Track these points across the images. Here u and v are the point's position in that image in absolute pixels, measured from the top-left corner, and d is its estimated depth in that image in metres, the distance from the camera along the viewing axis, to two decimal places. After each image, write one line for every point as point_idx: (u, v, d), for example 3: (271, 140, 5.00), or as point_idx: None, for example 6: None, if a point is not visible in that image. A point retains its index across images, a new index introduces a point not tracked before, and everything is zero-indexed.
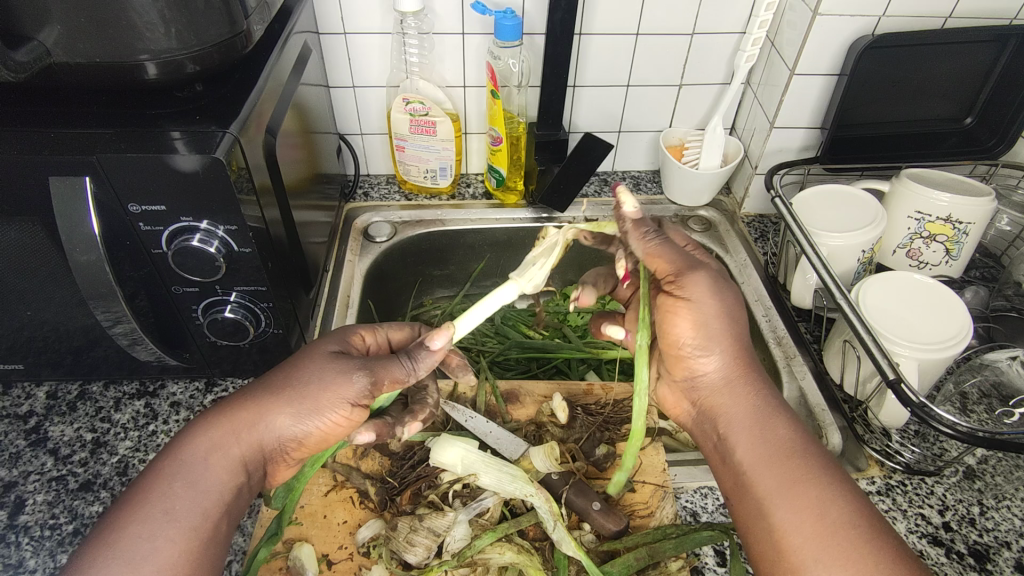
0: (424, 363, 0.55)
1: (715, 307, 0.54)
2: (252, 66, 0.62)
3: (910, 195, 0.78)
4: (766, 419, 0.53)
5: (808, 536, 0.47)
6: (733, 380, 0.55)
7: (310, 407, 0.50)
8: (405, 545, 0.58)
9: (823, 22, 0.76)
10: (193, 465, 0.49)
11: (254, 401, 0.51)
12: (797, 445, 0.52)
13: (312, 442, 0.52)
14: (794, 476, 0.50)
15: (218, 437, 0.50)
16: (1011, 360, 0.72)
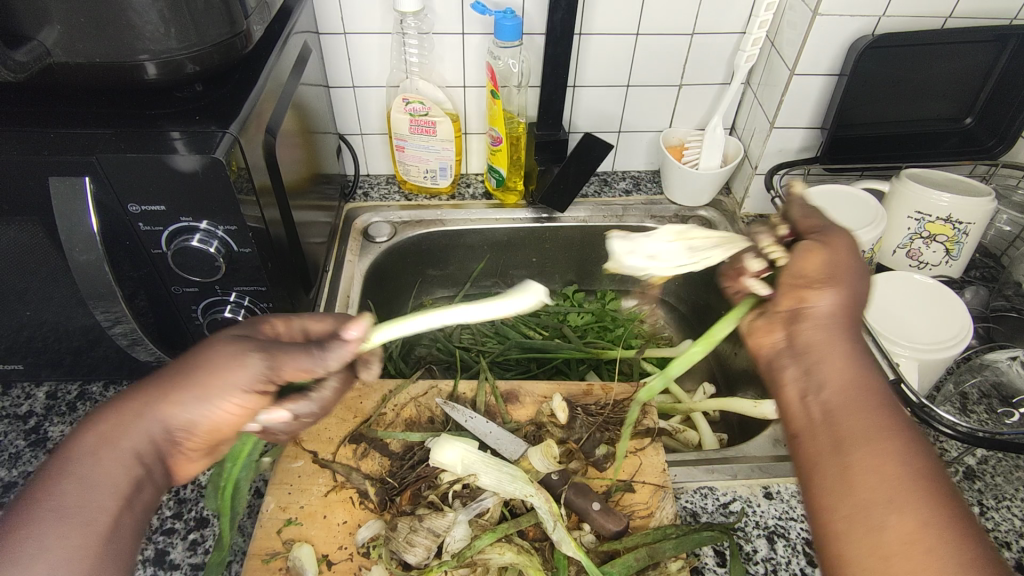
0: (337, 356, 0.45)
1: (845, 256, 0.45)
2: (252, 66, 0.62)
3: (910, 195, 0.77)
4: (860, 374, 0.41)
5: (881, 483, 0.37)
6: (832, 320, 0.43)
7: (210, 393, 0.43)
8: (405, 546, 0.57)
9: (823, 22, 0.76)
10: (79, 464, 0.41)
11: (152, 398, 0.43)
12: (877, 399, 0.40)
13: (206, 433, 0.44)
14: (875, 425, 0.39)
15: (106, 430, 0.42)
16: (1011, 361, 0.72)
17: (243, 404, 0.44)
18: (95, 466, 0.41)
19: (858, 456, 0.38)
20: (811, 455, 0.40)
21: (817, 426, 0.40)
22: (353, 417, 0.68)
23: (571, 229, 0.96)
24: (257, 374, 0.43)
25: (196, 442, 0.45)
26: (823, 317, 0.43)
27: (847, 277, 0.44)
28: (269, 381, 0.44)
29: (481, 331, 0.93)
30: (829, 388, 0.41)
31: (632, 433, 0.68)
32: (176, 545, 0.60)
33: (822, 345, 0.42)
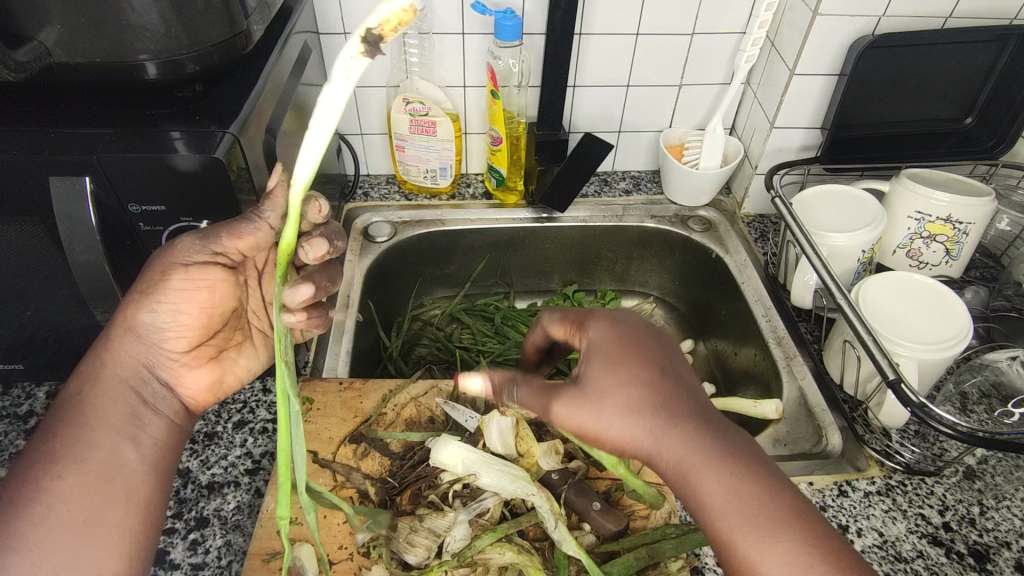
0: (270, 207, 0.52)
1: (605, 339, 0.49)
2: (252, 66, 0.62)
3: (910, 195, 0.78)
4: (694, 474, 0.45)
5: (748, 525, 0.43)
6: (657, 436, 0.46)
7: (152, 293, 0.51)
8: (405, 546, 0.58)
9: (823, 22, 0.76)
10: (67, 401, 0.50)
11: (115, 332, 0.51)
12: (752, 488, 0.44)
13: (179, 325, 0.53)
14: (760, 519, 0.43)
15: (88, 368, 0.51)
16: (1011, 360, 0.72)
17: (182, 286, 0.52)
18: (83, 402, 0.49)
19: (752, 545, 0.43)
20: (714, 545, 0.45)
21: (709, 518, 0.45)
22: (353, 416, 0.68)
23: (572, 229, 0.96)
24: (191, 250, 0.52)
25: (173, 340, 0.53)
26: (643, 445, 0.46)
27: (610, 390, 0.46)
28: (223, 246, 0.52)
29: (481, 330, 0.92)
30: (691, 493, 0.45)
31: None
32: (176, 545, 0.60)
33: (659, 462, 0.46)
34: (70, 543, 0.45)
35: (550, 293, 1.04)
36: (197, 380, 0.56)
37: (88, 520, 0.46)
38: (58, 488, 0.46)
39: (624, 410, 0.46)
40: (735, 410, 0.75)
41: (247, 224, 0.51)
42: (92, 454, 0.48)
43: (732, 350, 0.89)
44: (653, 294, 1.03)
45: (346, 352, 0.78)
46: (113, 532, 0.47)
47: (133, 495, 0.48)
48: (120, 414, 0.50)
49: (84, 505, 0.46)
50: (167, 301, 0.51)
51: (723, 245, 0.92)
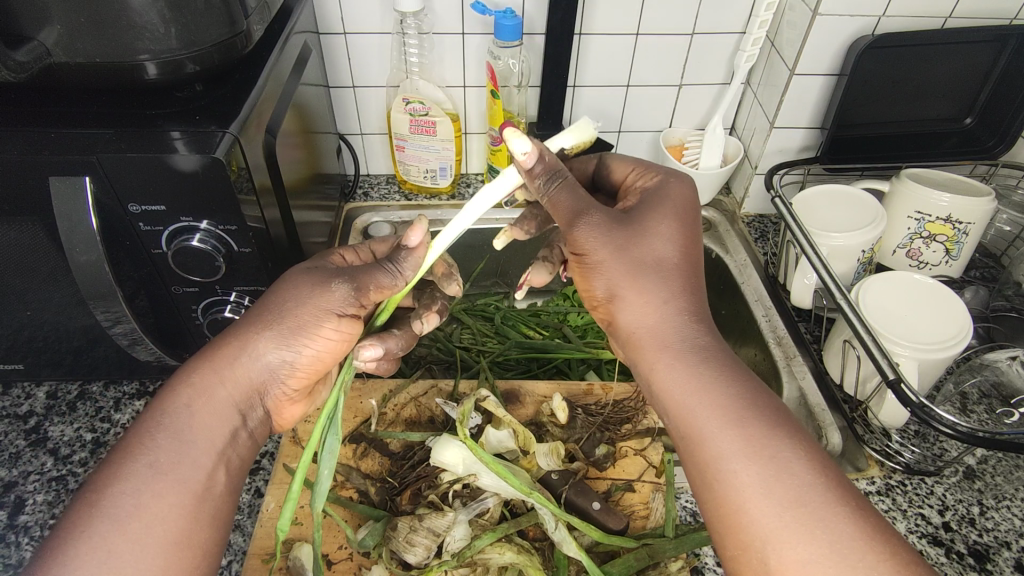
0: (411, 265, 0.55)
1: (663, 200, 0.56)
2: (252, 66, 0.62)
3: (910, 195, 0.77)
4: (694, 374, 0.48)
5: (725, 430, 0.46)
6: (669, 323, 0.50)
7: (303, 334, 0.50)
8: (405, 546, 0.57)
9: (823, 22, 0.76)
10: (176, 414, 0.47)
11: (238, 348, 0.49)
12: (746, 406, 0.46)
13: (304, 367, 0.51)
14: (753, 434, 0.45)
15: (201, 381, 0.48)
16: (1011, 360, 0.71)
17: (330, 336, 0.51)
18: (191, 416, 0.47)
19: (741, 462, 0.44)
20: (696, 468, 0.46)
21: (698, 436, 0.46)
22: (353, 417, 0.68)
23: None
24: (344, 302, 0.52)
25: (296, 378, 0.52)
26: (647, 324, 0.51)
27: (653, 229, 0.53)
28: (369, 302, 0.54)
29: (481, 330, 0.92)
30: (681, 410, 0.48)
31: (632, 433, 0.68)
32: None
33: (659, 362, 0.50)
34: (159, 565, 0.43)
35: (550, 293, 1.04)
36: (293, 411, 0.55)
37: (178, 542, 0.44)
38: (155, 505, 0.44)
39: (648, 272, 0.51)
40: None
41: (387, 278, 0.54)
42: (191, 470, 0.45)
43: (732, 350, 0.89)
44: None
45: None
46: (195, 556, 0.44)
47: (218, 519, 0.46)
48: (223, 432, 0.48)
49: (178, 527, 0.44)
50: (310, 337, 0.50)
51: (723, 245, 0.92)
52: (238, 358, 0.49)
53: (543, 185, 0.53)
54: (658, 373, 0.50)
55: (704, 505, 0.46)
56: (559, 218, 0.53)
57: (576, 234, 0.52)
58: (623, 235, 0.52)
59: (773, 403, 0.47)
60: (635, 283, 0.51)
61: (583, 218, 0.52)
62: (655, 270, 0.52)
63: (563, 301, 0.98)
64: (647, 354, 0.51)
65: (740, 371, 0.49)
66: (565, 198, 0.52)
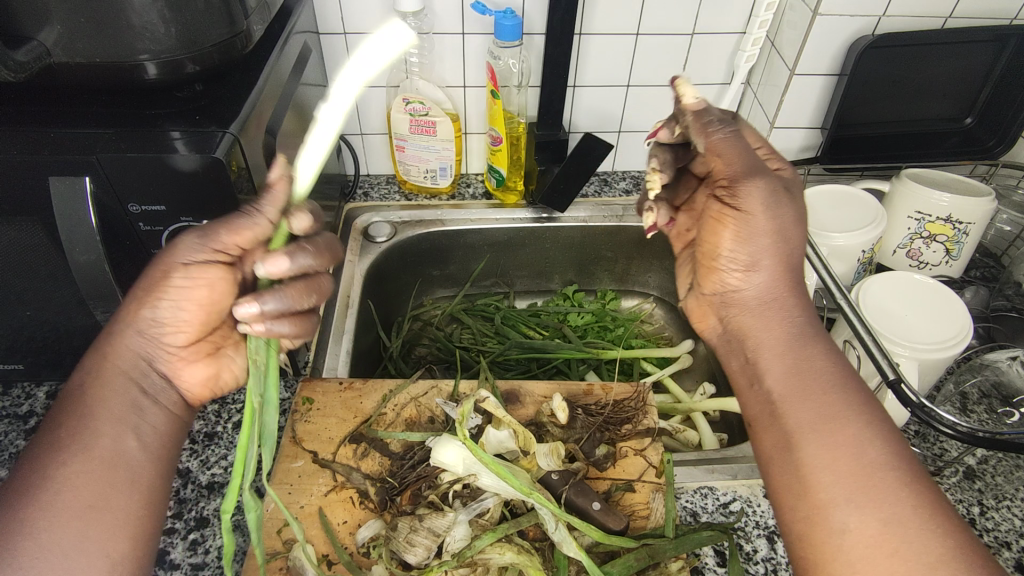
0: (269, 202, 0.49)
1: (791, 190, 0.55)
2: (252, 66, 0.62)
3: (910, 195, 0.77)
4: (801, 349, 0.49)
5: (810, 414, 0.45)
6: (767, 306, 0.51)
7: (154, 290, 0.49)
8: (405, 546, 0.58)
9: (823, 22, 0.76)
10: (74, 394, 0.47)
11: (116, 329, 0.49)
12: (838, 391, 0.46)
13: (175, 321, 0.50)
14: (837, 416, 0.45)
15: (91, 362, 0.48)
16: (1011, 360, 0.71)
17: (183, 284, 0.49)
18: (86, 390, 0.47)
19: (820, 442, 0.44)
20: (774, 443, 0.46)
21: (782, 413, 0.46)
22: (353, 417, 0.68)
23: (572, 229, 0.96)
24: (193, 251, 0.49)
25: (175, 333, 0.51)
26: (760, 302, 0.52)
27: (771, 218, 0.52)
28: (224, 246, 0.50)
29: (481, 330, 0.92)
30: (772, 388, 0.48)
31: (633, 433, 0.68)
32: (176, 545, 0.60)
33: (759, 338, 0.50)
34: (78, 527, 0.43)
35: (550, 293, 1.04)
36: (196, 374, 0.53)
37: (93, 504, 0.44)
38: (64, 475, 0.44)
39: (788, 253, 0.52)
40: None
41: (242, 219, 0.49)
42: (94, 441, 0.45)
43: None
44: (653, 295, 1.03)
45: (346, 352, 0.78)
46: (118, 516, 0.44)
47: (141, 481, 0.46)
48: (125, 403, 0.47)
49: (94, 493, 0.44)
50: (167, 293, 0.49)
51: None
52: (119, 335, 0.49)
53: (716, 129, 0.52)
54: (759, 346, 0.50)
55: (773, 476, 0.46)
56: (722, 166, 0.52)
57: (741, 192, 0.52)
58: (752, 222, 0.52)
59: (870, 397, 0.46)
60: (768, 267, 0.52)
61: (742, 180, 0.52)
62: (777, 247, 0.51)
63: (563, 302, 0.99)
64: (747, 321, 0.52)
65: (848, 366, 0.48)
66: (731, 151, 0.52)
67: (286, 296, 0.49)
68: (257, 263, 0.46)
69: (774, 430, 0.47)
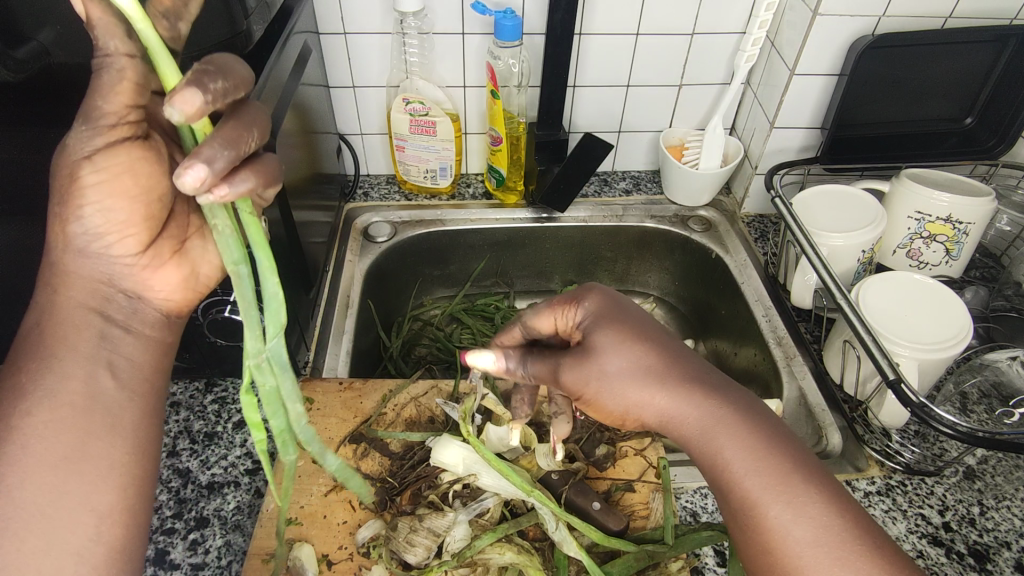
0: (107, 35, 0.39)
1: (606, 305, 0.57)
2: (252, 66, 0.62)
3: (910, 195, 0.78)
4: (710, 433, 0.50)
5: (760, 481, 0.48)
6: (677, 397, 0.52)
7: (75, 202, 0.43)
8: (405, 546, 0.57)
9: (823, 22, 0.76)
10: (30, 335, 0.44)
11: (62, 260, 0.45)
12: (773, 450, 0.49)
13: (117, 220, 0.45)
14: (780, 478, 0.48)
15: (41, 297, 0.45)
16: (1011, 360, 0.72)
17: (98, 179, 0.43)
18: (44, 332, 0.44)
19: (777, 508, 0.47)
20: (738, 516, 0.49)
21: (738, 490, 0.48)
22: (353, 416, 0.68)
23: (572, 229, 0.96)
24: (88, 140, 0.42)
25: (121, 240, 0.46)
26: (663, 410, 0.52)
27: (614, 342, 0.54)
28: (113, 116, 0.42)
29: (481, 330, 0.93)
30: (716, 462, 0.50)
31: (633, 433, 0.68)
32: (176, 545, 0.60)
33: (674, 419, 0.52)
34: (56, 483, 0.41)
35: (550, 293, 1.04)
36: (165, 278, 0.48)
37: (70, 457, 0.42)
38: (31, 426, 0.42)
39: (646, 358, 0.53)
40: None
41: (104, 73, 0.40)
42: (61, 388, 0.43)
43: (731, 350, 0.89)
44: (653, 295, 1.03)
45: (346, 352, 0.78)
46: (101, 467, 0.43)
47: (119, 429, 0.44)
48: (90, 344, 0.44)
49: (70, 445, 0.42)
50: (89, 201, 0.43)
51: (723, 245, 0.92)
52: (67, 265, 0.45)
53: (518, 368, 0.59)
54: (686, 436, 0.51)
55: (744, 549, 0.48)
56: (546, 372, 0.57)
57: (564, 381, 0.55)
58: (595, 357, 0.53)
59: (787, 438, 0.50)
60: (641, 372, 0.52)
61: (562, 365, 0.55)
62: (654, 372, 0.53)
63: None
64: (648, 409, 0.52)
65: (754, 415, 0.51)
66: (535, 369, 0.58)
67: (221, 142, 0.42)
68: (164, 104, 0.38)
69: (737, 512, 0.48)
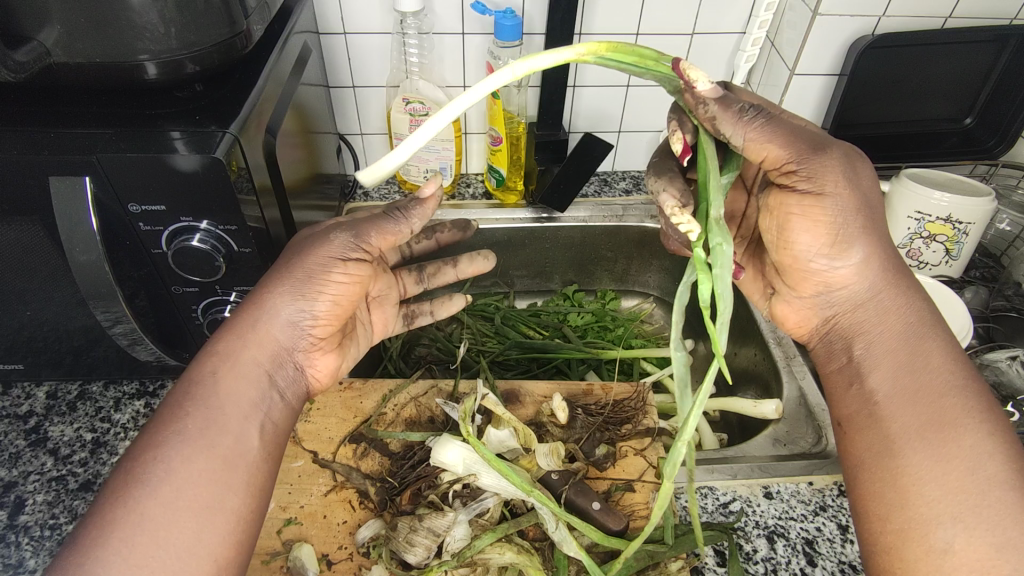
0: (418, 215, 0.58)
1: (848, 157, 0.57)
2: (252, 67, 0.62)
3: (910, 195, 0.77)
4: (917, 340, 0.51)
5: (917, 410, 0.48)
6: (877, 288, 0.52)
7: (295, 290, 0.53)
8: (405, 546, 0.57)
9: (823, 22, 0.76)
10: (203, 382, 0.48)
11: (259, 324, 0.52)
12: (951, 383, 0.48)
13: (323, 316, 0.54)
14: (948, 413, 0.47)
15: (224, 349, 0.50)
16: (1011, 360, 0.72)
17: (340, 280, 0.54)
18: (218, 382, 0.49)
19: (922, 451, 0.47)
20: (876, 440, 0.49)
21: (881, 412, 0.49)
22: (353, 416, 0.68)
23: (572, 229, 0.96)
24: (347, 248, 0.55)
25: (320, 329, 0.55)
26: (866, 287, 0.53)
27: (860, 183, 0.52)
28: (372, 246, 0.56)
29: (481, 330, 0.93)
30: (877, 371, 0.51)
31: (633, 433, 0.68)
32: None
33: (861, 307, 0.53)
34: (193, 527, 0.44)
35: (550, 293, 1.04)
36: (328, 363, 0.57)
37: (210, 506, 0.45)
38: (187, 469, 0.45)
39: (880, 224, 0.53)
40: (736, 410, 0.76)
41: (390, 221, 0.57)
42: (218, 438, 0.47)
43: (731, 350, 0.90)
44: (653, 295, 1.03)
45: None
46: (229, 520, 0.45)
47: (251, 484, 0.47)
48: (251, 401, 0.49)
49: (210, 493, 0.45)
50: (324, 291, 0.54)
51: None
52: (253, 323, 0.51)
53: (752, 120, 0.49)
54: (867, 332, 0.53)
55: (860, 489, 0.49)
56: (786, 154, 0.51)
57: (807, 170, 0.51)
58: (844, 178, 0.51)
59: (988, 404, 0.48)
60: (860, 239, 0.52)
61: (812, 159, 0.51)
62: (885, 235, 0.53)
63: (564, 302, 0.99)
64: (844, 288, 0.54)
65: (967, 365, 0.49)
66: (775, 139, 0.50)
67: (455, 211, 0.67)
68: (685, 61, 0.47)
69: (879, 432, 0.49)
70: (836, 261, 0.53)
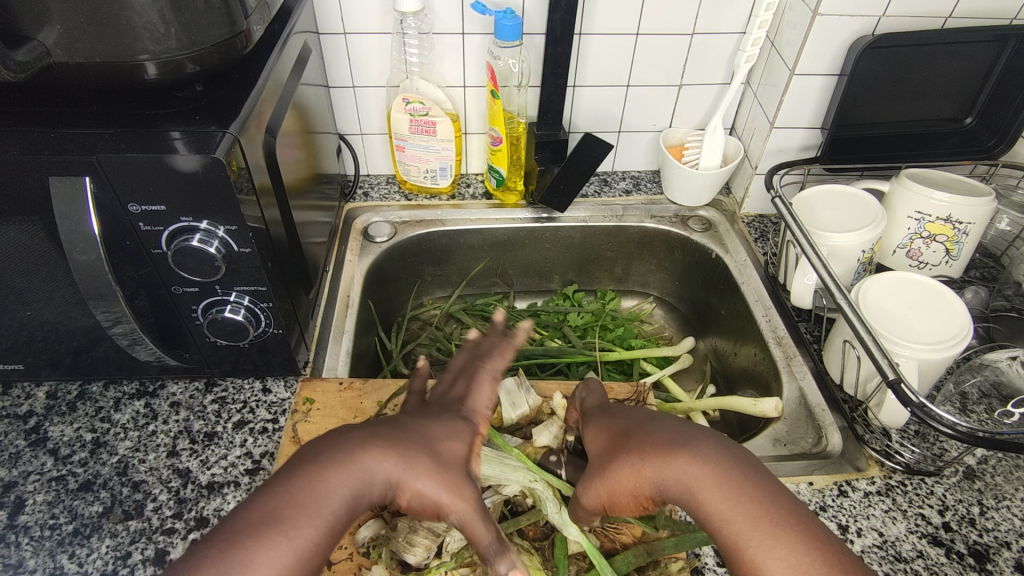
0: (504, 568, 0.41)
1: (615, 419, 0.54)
2: (252, 66, 0.62)
3: (910, 195, 0.77)
4: (693, 451, 0.44)
5: (741, 522, 0.41)
6: (652, 446, 0.46)
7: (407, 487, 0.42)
8: (405, 546, 0.57)
9: (823, 22, 0.76)
10: (350, 474, 0.40)
11: (399, 489, 0.41)
12: (762, 497, 0.41)
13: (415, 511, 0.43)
14: (754, 515, 0.41)
15: (372, 470, 0.41)
16: (1011, 360, 0.71)
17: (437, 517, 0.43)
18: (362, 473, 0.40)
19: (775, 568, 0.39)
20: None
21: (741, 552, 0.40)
22: (353, 416, 0.68)
23: (572, 229, 0.96)
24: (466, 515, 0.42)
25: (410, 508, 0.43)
26: (633, 483, 0.47)
27: (605, 443, 0.52)
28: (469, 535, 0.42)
29: (481, 330, 0.93)
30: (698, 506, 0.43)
31: None
32: (176, 545, 0.60)
33: (650, 476, 0.45)
34: None
35: (550, 293, 1.05)
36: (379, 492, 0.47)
37: None
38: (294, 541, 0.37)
39: (620, 440, 0.50)
40: (736, 408, 0.76)
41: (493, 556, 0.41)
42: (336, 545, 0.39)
43: (732, 350, 0.90)
44: (653, 295, 1.03)
45: (346, 352, 0.78)
46: None
47: None
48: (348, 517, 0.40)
49: None
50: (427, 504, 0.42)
51: (723, 245, 0.92)
52: (410, 461, 0.42)
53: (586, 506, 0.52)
54: (657, 466, 0.45)
55: None
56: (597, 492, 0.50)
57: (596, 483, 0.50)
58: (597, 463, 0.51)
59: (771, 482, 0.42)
60: (622, 429, 0.51)
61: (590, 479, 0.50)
62: (626, 452, 0.48)
63: (563, 302, 0.99)
64: (634, 463, 0.47)
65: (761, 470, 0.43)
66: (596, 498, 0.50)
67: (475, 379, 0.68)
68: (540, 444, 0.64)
69: (727, 557, 0.41)
70: (619, 485, 0.48)
